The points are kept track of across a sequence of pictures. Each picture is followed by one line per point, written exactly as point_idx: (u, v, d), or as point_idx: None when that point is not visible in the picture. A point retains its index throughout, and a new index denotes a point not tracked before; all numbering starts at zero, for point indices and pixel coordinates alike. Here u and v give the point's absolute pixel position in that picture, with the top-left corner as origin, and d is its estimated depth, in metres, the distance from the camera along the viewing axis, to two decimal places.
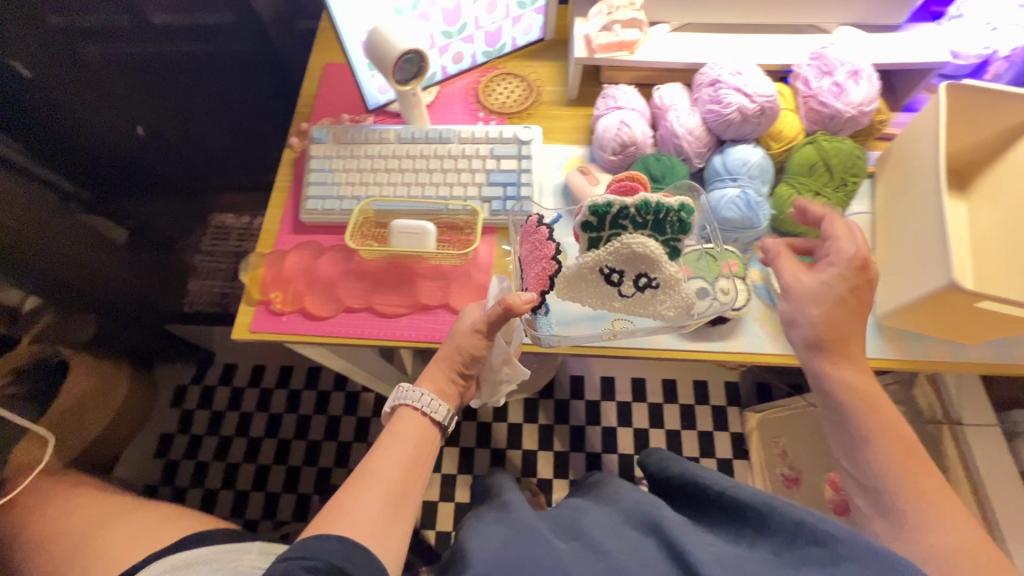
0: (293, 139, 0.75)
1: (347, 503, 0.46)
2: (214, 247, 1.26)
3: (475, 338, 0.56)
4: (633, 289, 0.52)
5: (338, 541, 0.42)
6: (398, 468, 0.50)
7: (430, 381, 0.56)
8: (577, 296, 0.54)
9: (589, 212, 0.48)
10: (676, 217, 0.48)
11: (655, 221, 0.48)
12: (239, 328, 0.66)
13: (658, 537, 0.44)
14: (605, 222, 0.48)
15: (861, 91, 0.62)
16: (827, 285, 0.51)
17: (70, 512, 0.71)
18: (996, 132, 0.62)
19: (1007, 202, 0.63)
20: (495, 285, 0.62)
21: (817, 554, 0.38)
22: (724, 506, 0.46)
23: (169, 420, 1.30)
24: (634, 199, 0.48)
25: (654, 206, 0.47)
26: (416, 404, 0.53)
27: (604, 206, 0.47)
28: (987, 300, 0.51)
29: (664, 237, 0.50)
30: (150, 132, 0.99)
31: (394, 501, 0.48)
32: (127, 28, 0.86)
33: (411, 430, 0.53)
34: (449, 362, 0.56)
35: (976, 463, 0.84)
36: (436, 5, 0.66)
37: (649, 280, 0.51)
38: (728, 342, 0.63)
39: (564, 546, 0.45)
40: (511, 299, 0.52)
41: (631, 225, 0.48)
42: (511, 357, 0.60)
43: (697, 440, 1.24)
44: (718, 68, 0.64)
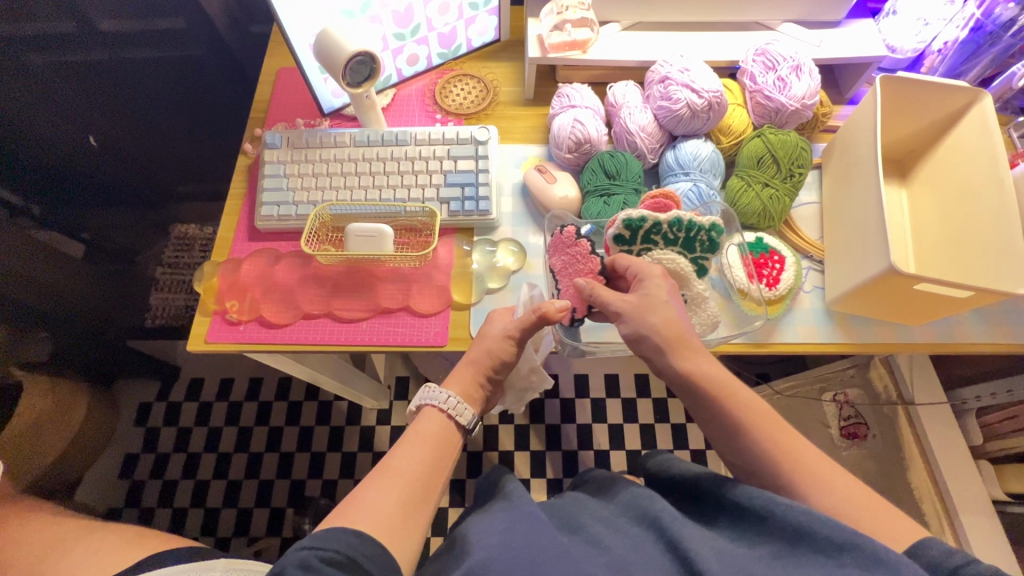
0: (247, 145, 0.74)
1: (363, 497, 0.44)
2: (177, 258, 1.19)
3: (506, 343, 0.56)
4: None
5: (355, 534, 0.40)
6: (414, 469, 0.47)
7: (457, 382, 0.54)
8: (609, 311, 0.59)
9: (623, 225, 0.54)
10: (706, 236, 0.55)
11: (686, 238, 0.55)
12: (195, 339, 0.64)
13: (656, 531, 0.44)
14: (636, 236, 0.55)
15: (803, 85, 0.65)
16: (647, 296, 0.50)
17: (25, 537, 0.68)
18: (928, 123, 0.65)
19: (944, 188, 0.65)
20: (525, 292, 0.63)
21: (817, 560, 0.37)
22: (726, 506, 0.45)
23: (133, 439, 1.26)
24: (668, 217, 0.53)
25: (685, 224, 0.54)
26: (443, 406, 0.51)
27: (638, 221, 0.53)
28: (925, 283, 0.53)
29: (694, 254, 0.56)
30: (104, 142, 0.97)
31: (412, 501, 0.45)
32: (72, 34, 0.83)
33: (432, 430, 0.50)
34: (479, 366, 0.55)
35: (929, 441, 0.87)
36: (386, 7, 0.66)
37: None
38: (767, 337, 0.63)
39: (567, 539, 0.44)
40: (547, 307, 0.54)
41: (661, 239, 0.55)
42: (537, 365, 0.65)
43: (669, 432, 1.26)
44: (667, 66, 0.65)
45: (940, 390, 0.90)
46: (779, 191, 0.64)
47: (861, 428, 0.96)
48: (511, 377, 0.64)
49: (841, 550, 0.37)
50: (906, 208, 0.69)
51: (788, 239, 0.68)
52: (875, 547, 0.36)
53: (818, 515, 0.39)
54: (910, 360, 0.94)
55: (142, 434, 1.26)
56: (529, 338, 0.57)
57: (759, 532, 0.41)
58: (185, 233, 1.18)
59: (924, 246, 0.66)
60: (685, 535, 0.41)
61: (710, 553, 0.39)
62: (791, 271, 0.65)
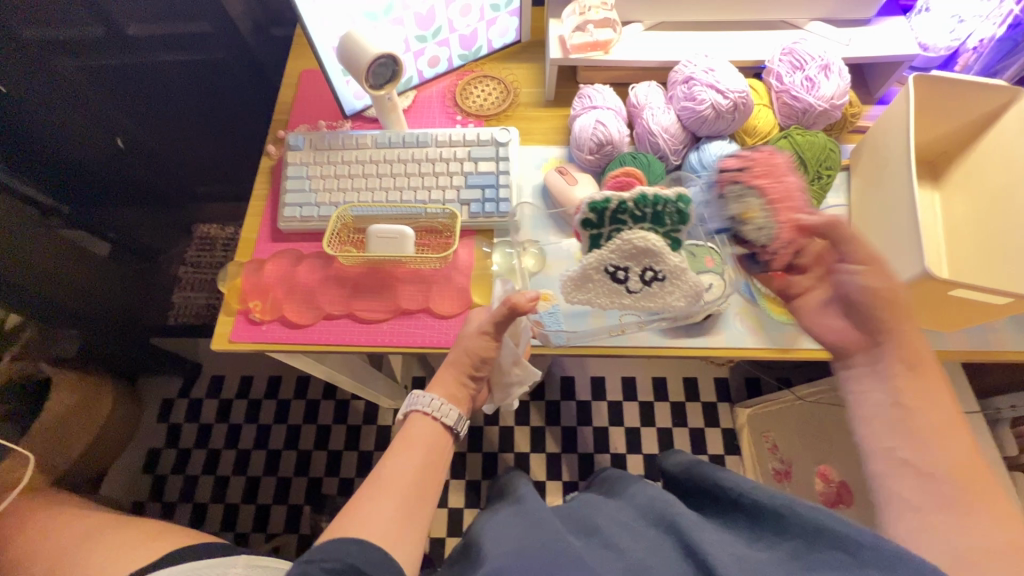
0: (270, 147, 0.75)
1: (364, 507, 0.44)
2: (199, 258, 1.24)
3: (483, 340, 0.56)
4: (640, 284, 0.55)
5: (355, 542, 0.40)
6: (413, 472, 0.47)
7: (440, 386, 0.54)
8: (587, 297, 0.57)
9: (588, 209, 0.53)
10: (674, 208, 0.52)
11: (654, 214, 0.52)
12: (218, 338, 0.65)
13: (674, 534, 0.43)
14: (604, 219, 0.53)
15: (832, 85, 0.63)
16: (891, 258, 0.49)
17: (55, 529, 0.70)
18: (964, 123, 0.63)
19: (978, 190, 0.63)
20: (500, 286, 0.64)
21: (835, 558, 0.36)
22: (744, 508, 0.44)
23: (156, 435, 1.29)
24: (632, 194, 0.52)
25: (651, 199, 0.51)
26: (428, 409, 0.51)
27: (602, 202, 0.52)
28: (962, 288, 0.52)
29: (665, 229, 0.53)
30: (129, 144, 1.00)
31: (409, 506, 0.45)
32: (101, 39, 0.85)
33: (423, 434, 0.50)
34: (459, 366, 0.56)
35: None
36: (409, 9, 0.66)
37: (654, 273, 0.54)
38: (794, 343, 0.63)
39: (579, 543, 0.44)
40: (517, 299, 0.54)
41: (630, 219, 0.52)
42: (520, 358, 0.60)
43: (688, 437, 1.24)
44: (691, 66, 0.64)
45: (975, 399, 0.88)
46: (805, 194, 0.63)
47: None
48: (493, 372, 0.61)
49: (860, 547, 0.35)
50: (940, 211, 0.67)
51: None
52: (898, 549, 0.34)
53: (843, 519, 0.37)
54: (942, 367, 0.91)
55: (164, 430, 1.29)
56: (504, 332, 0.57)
57: (780, 535, 0.40)
58: (207, 232, 1.24)
59: (957, 250, 0.64)
60: (700, 539, 0.41)
61: (727, 558, 0.39)
62: None
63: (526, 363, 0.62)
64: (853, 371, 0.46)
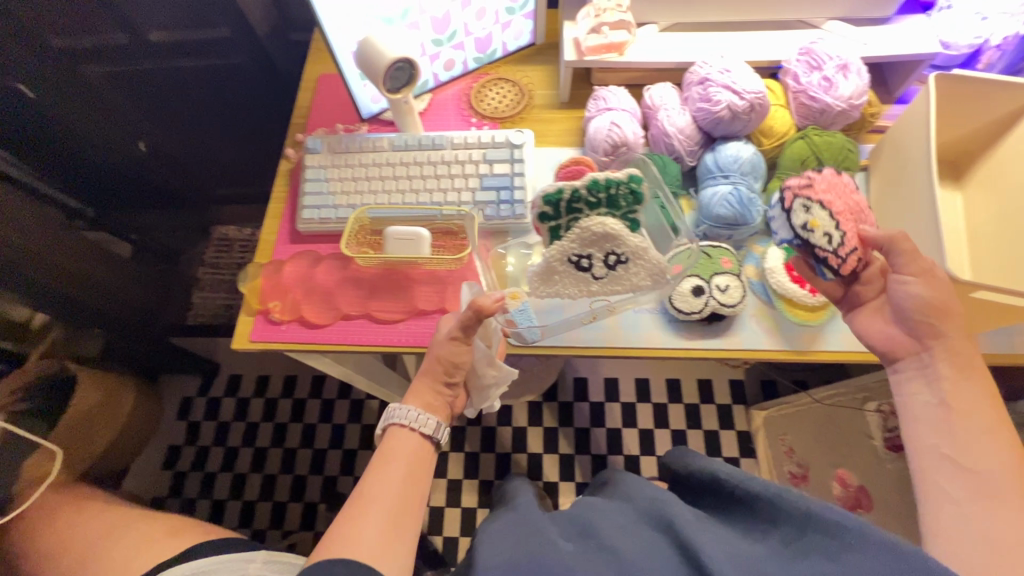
0: (288, 150, 0.76)
1: (350, 527, 0.44)
2: (218, 259, 1.25)
3: (454, 346, 0.56)
4: (604, 269, 0.54)
5: (340, 563, 0.41)
6: (397, 484, 0.48)
7: (416, 397, 0.55)
8: (555, 289, 0.56)
9: (542, 203, 0.51)
10: (627, 189, 0.50)
11: (608, 198, 0.50)
12: (239, 338, 0.66)
13: (671, 533, 0.44)
14: (560, 210, 0.51)
15: (851, 85, 0.62)
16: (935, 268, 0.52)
17: (81, 522, 0.72)
18: (987, 121, 0.62)
19: (1001, 190, 0.62)
20: (466, 291, 0.63)
21: (826, 544, 0.38)
22: (741, 500, 0.46)
23: (175, 432, 1.31)
24: (583, 181, 0.50)
25: (601, 183, 0.49)
26: (405, 422, 0.52)
27: (555, 195, 0.50)
28: (985, 290, 0.51)
29: (621, 211, 0.51)
30: (151, 147, 1.03)
31: (395, 520, 0.46)
32: (124, 45, 0.87)
33: (401, 448, 0.51)
34: (433, 375, 0.56)
35: None
36: (425, 14, 0.67)
37: (617, 257, 0.53)
38: (811, 345, 0.62)
39: (571, 546, 0.45)
40: (482, 301, 0.54)
41: (585, 207, 0.51)
42: (494, 359, 0.61)
43: (702, 439, 1.23)
44: (707, 67, 0.64)
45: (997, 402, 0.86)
46: None
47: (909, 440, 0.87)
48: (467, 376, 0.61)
49: (847, 530, 0.37)
50: (961, 212, 0.66)
51: None
52: (883, 535, 0.36)
53: (832, 506, 0.40)
54: None
55: (183, 427, 1.32)
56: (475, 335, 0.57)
57: (777, 528, 0.42)
58: (225, 234, 1.24)
59: (979, 252, 0.63)
60: (697, 538, 0.42)
61: (720, 553, 0.39)
62: None
63: (501, 364, 0.62)
64: (904, 373, 0.51)
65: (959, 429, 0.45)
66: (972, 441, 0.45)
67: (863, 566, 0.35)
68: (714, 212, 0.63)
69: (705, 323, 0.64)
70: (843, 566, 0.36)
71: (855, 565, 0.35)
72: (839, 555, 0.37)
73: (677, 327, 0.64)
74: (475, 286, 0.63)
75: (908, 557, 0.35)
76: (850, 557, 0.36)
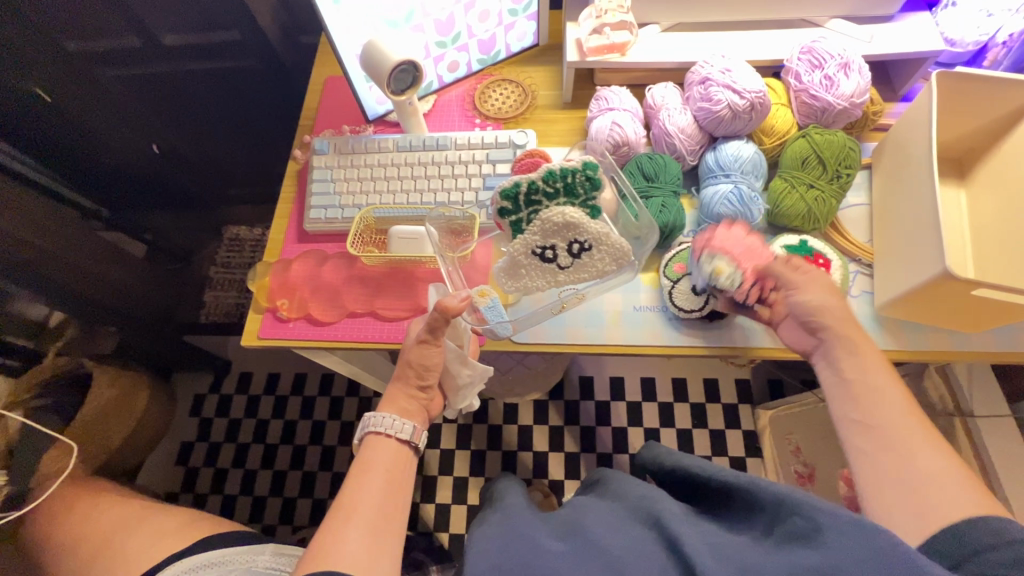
0: (296, 151, 0.78)
1: (336, 536, 0.45)
2: (229, 259, 1.28)
3: (423, 348, 0.57)
4: (570, 259, 0.55)
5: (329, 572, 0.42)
6: (380, 490, 0.49)
7: (390, 404, 0.56)
8: (523, 284, 0.57)
9: (501, 198, 0.53)
10: (583, 177, 0.52)
11: (565, 186, 0.52)
12: (248, 335, 0.68)
13: (657, 528, 0.44)
14: (519, 204, 0.53)
15: (852, 84, 0.62)
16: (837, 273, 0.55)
17: (99, 513, 0.75)
18: (991, 119, 0.62)
19: (1006, 187, 0.62)
20: (433, 294, 0.64)
21: (796, 526, 0.39)
22: (718, 491, 0.47)
23: (187, 428, 1.34)
24: (539, 173, 0.52)
25: (557, 173, 0.51)
26: (385, 430, 0.53)
27: (512, 188, 0.52)
28: (986, 288, 0.51)
29: (580, 200, 0.53)
30: (163, 149, 1.05)
31: (378, 525, 0.47)
32: (139, 49, 0.90)
33: (381, 455, 0.52)
34: (405, 380, 0.57)
35: (989, 456, 0.83)
36: (429, 17, 0.68)
37: (580, 244, 0.54)
38: None
39: (557, 545, 0.45)
40: (447, 302, 0.55)
41: (544, 198, 0.52)
42: (467, 358, 0.61)
43: (707, 438, 1.24)
44: (708, 66, 0.65)
45: (1003, 401, 0.86)
46: (824, 192, 0.63)
47: None
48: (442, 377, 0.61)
49: (819, 513, 0.38)
50: (966, 210, 0.66)
51: (835, 242, 0.66)
52: (852, 514, 0.37)
53: (802, 492, 0.41)
54: (970, 369, 0.89)
55: (195, 424, 1.34)
56: (444, 335, 0.57)
57: (754, 515, 0.43)
58: (236, 234, 1.28)
59: (984, 250, 0.63)
60: (680, 532, 0.42)
61: (704, 548, 0.40)
62: (837, 274, 0.63)
63: (475, 362, 0.62)
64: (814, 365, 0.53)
65: (887, 406, 0.46)
66: (888, 410, 0.46)
67: (835, 543, 0.36)
68: (714, 211, 0.64)
69: (704, 321, 0.64)
70: (818, 547, 0.37)
71: (829, 542, 0.36)
72: (810, 533, 0.38)
73: (677, 325, 0.65)
74: (441, 287, 0.64)
75: (874, 533, 0.36)
76: (824, 539, 0.37)
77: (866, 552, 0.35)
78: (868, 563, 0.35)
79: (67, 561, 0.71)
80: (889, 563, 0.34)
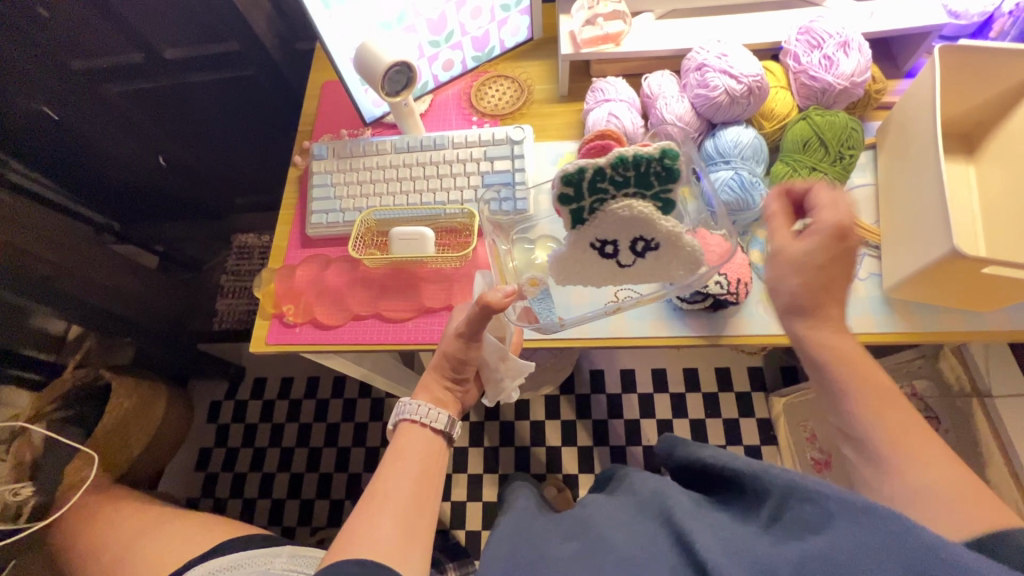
0: (297, 158, 0.78)
1: (360, 527, 0.45)
2: (238, 267, 1.26)
3: (460, 343, 0.57)
4: (633, 257, 0.49)
5: (356, 561, 0.42)
6: (409, 480, 0.49)
7: (426, 391, 0.57)
8: (579, 277, 0.52)
9: (561, 182, 0.44)
10: (660, 166, 0.42)
11: (637, 175, 0.42)
12: (256, 342, 0.69)
13: (669, 523, 0.44)
14: (583, 191, 0.44)
15: (852, 62, 0.61)
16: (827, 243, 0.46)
17: (122, 522, 0.76)
18: (999, 91, 0.60)
19: (1018, 161, 0.60)
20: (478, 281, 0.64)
21: (810, 515, 0.38)
22: (727, 479, 0.47)
23: (205, 434, 1.36)
24: (609, 157, 0.42)
25: (629, 160, 0.41)
26: (415, 416, 0.54)
27: (577, 173, 0.43)
28: (996, 265, 0.50)
29: (653, 192, 0.44)
30: (170, 162, 1.09)
31: (407, 517, 0.47)
32: (142, 63, 0.91)
33: (416, 445, 0.52)
34: (440, 370, 0.58)
35: (1008, 435, 0.81)
36: (421, 16, 0.68)
37: (647, 243, 0.47)
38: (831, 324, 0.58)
39: (571, 546, 0.45)
40: (490, 296, 0.53)
41: (612, 186, 0.43)
42: (507, 354, 0.62)
43: (721, 427, 1.23)
44: (704, 52, 0.64)
45: None
46: (827, 175, 0.62)
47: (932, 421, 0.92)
48: (483, 368, 0.62)
49: (827, 498, 0.37)
50: (975, 186, 0.64)
51: None
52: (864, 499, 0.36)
53: (812, 481, 0.40)
54: (985, 349, 0.87)
55: (212, 430, 1.36)
56: (483, 331, 0.57)
57: (763, 500, 0.43)
58: (246, 243, 1.26)
59: (997, 228, 0.61)
60: (690, 525, 0.42)
61: (716, 545, 0.39)
62: None
63: (515, 357, 0.63)
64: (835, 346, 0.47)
65: None
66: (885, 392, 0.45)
67: (844, 530, 0.35)
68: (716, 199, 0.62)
69: (709, 312, 0.64)
70: (825, 533, 0.36)
71: (836, 529, 0.35)
72: (817, 521, 0.37)
73: (681, 315, 0.65)
74: (488, 275, 0.64)
75: (883, 515, 0.34)
76: (833, 526, 0.36)
77: (876, 534, 0.34)
78: (878, 548, 0.33)
79: (92, 570, 0.72)
80: (899, 545, 0.32)
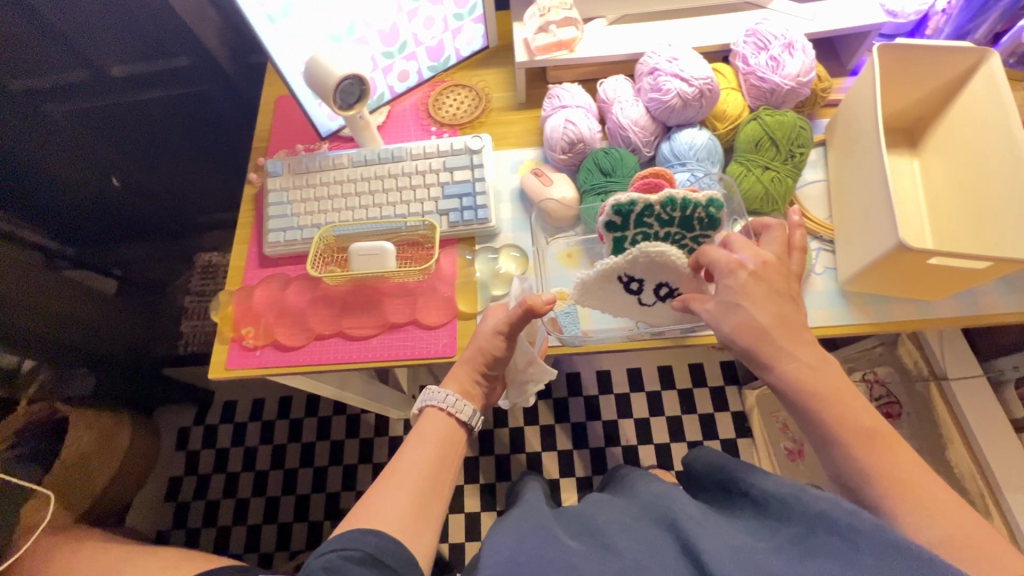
0: (251, 175, 0.76)
1: (375, 502, 0.46)
2: (203, 287, 1.25)
3: (497, 340, 0.56)
4: (653, 298, 0.58)
5: (375, 534, 0.43)
6: (428, 465, 0.49)
7: (454, 380, 0.55)
8: (597, 301, 0.60)
9: (613, 211, 0.53)
10: (704, 213, 0.53)
11: (682, 217, 0.53)
12: (215, 368, 0.66)
13: (673, 532, 0.44)
14: (629, 221, 0.54)
15: (797, 63, 0.63)
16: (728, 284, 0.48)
17: (78, 565, 0.72)
18: (934, 88, 0.63)
19: (955, 154, 0.63)
20: (517, 285, 0.63)
21: (834, 545, 0.37)
22: (753, 499, 0.46)
23: (174, 463, 1.31)
24: (659, 197, 0.52)
25: (679, 203, 0.52)
26: (443, 405, 0.53)
27: (627, 205, 0.53)
28: (939, 256, 0.52)
29: (693, 233, 0.55)
30: (126, 184, 1.04)
31: (422, 507, 0.47)
32: (88, 81, 0.88)
33: (437, 429, 0.52)
34: (473, 363, 0.56)
35: (965, 416, 0.85)
36: (372, 27, 0.67)
37: (669, 291, 0.57)
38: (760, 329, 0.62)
39: (577, 545, 0.44)
40: (533, 300, 0.53)
41: (656, 222, 0.54)
42: (535, 357, 0.60)
43: (697, 422, 1.24)
44: (656, 56, 0.65)
45: (976, 362, 0.87)
46: (780, 173, 0.63)
47: (894, 406, 0.95)
48: (508, 370, 0.61)
49: (858, 534, 0.37)
50: (920, 178, 0.67)
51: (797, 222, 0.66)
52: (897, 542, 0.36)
53: (839, 503, 0.39)
54: (940, 334, 0.90)
55: (181, 458, 1.31)
56: (520, 331, 0.57)
57: (783, 522, 0.42)
58: (209, 261, 1.25)
59: (940, 219, 0.64)
60: (697, 537, 0.41)
61: (724, 553, 0.39)
62: None
63: (541, 361, 0.61)
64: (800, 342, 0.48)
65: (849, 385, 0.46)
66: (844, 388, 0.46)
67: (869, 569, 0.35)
68: None
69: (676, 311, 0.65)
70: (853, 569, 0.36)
71: (859, 566, 0.36)
72: (845, 553, 0.37)
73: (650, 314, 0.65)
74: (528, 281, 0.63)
75: (918, 561, 0.35)
76: (863, 565, 0.36)
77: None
78: None
79: None
80: None
